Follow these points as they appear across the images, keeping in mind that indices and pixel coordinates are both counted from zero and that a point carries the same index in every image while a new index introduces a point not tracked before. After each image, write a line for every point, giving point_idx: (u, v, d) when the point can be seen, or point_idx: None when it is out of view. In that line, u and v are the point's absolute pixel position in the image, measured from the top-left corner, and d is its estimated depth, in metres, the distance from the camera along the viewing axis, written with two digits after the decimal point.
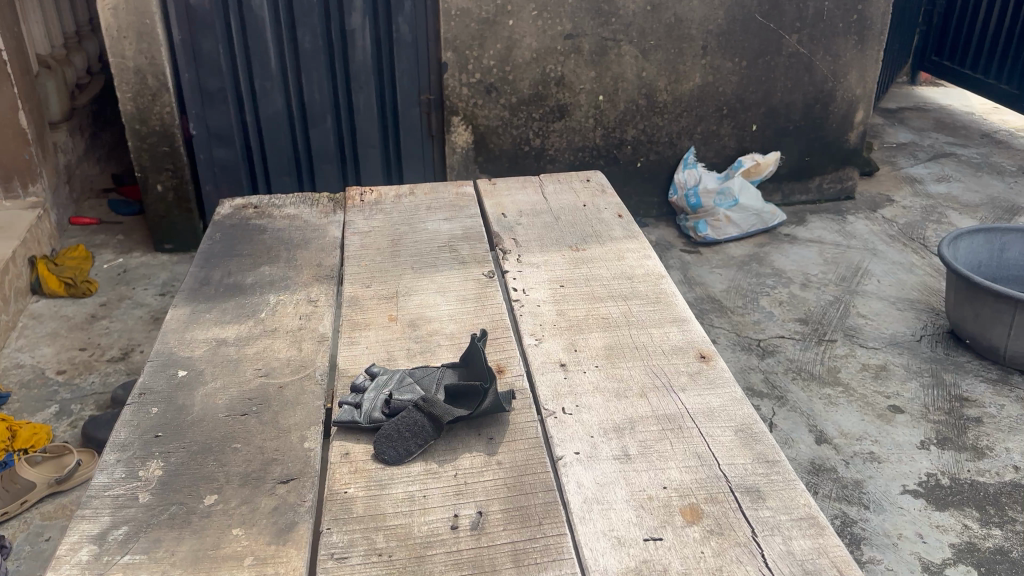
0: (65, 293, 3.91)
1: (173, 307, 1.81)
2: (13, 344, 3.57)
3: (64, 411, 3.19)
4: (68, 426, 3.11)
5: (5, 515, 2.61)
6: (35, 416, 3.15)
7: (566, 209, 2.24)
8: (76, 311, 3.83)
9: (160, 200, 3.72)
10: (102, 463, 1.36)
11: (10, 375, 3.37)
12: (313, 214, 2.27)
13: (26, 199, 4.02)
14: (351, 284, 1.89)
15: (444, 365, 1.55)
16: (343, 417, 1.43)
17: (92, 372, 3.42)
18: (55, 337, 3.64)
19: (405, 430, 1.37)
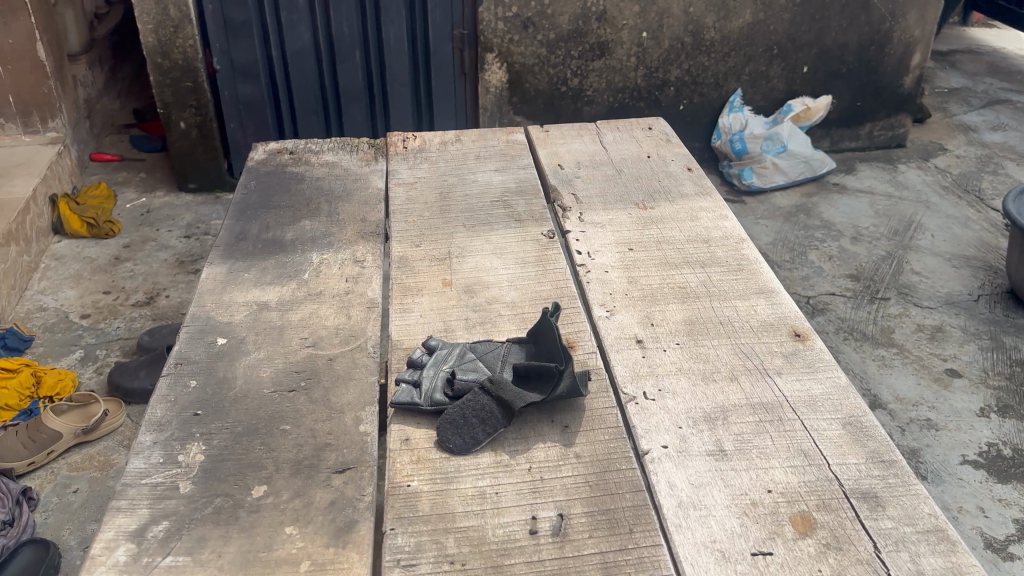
0: (87, 234, 3.78)
1: (208, 265, 1.67)
2: (36, 286, 3.46)
3: (89, 356, 3.08)
4: (94, 373, 3.00)
5: (31, 466, 2.52)
6: (60, 361, 3.05)
7: (629, 161, 2.09)
8: (100, 253, 3.70)
9: (184, 137, 3.57)
10: (137, 445, 1.23)
11: (33, 318, 3.27)
12: (352, 161, 2.10)
13: (46, 134, 3.87)
14: (400, 242, 1.74)
15: (509, 340, 1.40)
16: (402, 398, 1.28)
17: (116, 316, 3.30)
18: (78, 279, 3.52)
19: (472, 416, 1.24)
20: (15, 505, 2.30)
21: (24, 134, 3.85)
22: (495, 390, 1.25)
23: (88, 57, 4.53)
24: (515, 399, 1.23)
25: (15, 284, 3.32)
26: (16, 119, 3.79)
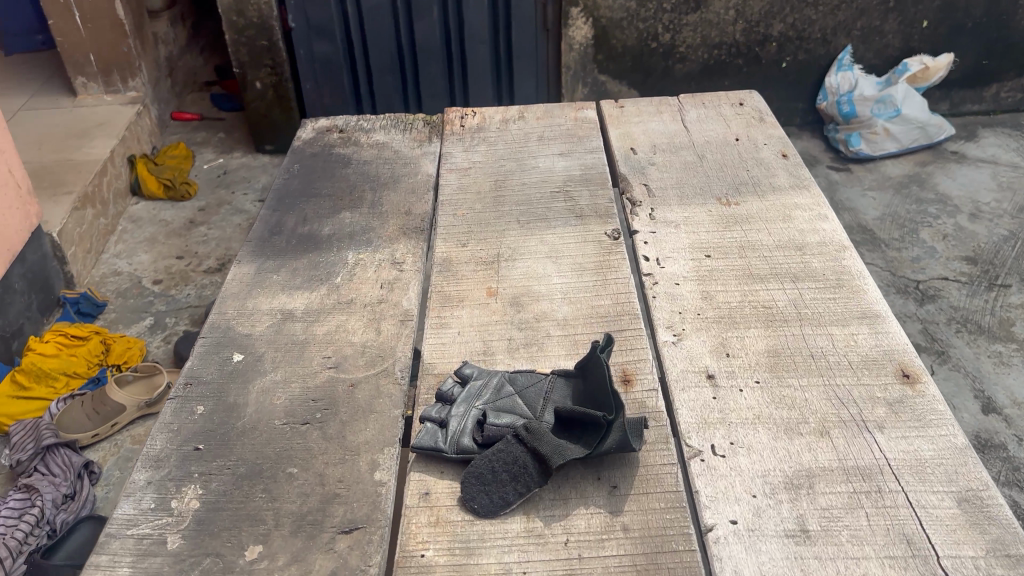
0: (164, 196, 3.71)
1: (236, 264, 1.52)
2: (112, 249, 3.42)
3: (158, 324, 3.02)
4: (162, 342, 2.93)
5: (95, 438, 2.45)
6: (129, 329, 3.00)
7: (714, 144, 1.84)
8: (175, 216, 3.63)
9: (261, 99, 3.44)
10: (130, 485, 1.10)
11: (107, 283, 3.23)
12: (404, 141, 1.92)
13: (127, 94, 3.82)
14: (444, 241, 1.55)
15: (555, 372, 1.20)
16: (424, 441, 1.11)
17: (188, 283, 3.23)
18: (152, 243, 3.46)
19: (499, 471, 1.05)
20: (76, 479, 2.27)
21: (105, 93, 3.82)
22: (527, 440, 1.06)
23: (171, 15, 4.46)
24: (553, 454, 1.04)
25: (91, 247, 3.29)
26: (97, 78, 3.76)
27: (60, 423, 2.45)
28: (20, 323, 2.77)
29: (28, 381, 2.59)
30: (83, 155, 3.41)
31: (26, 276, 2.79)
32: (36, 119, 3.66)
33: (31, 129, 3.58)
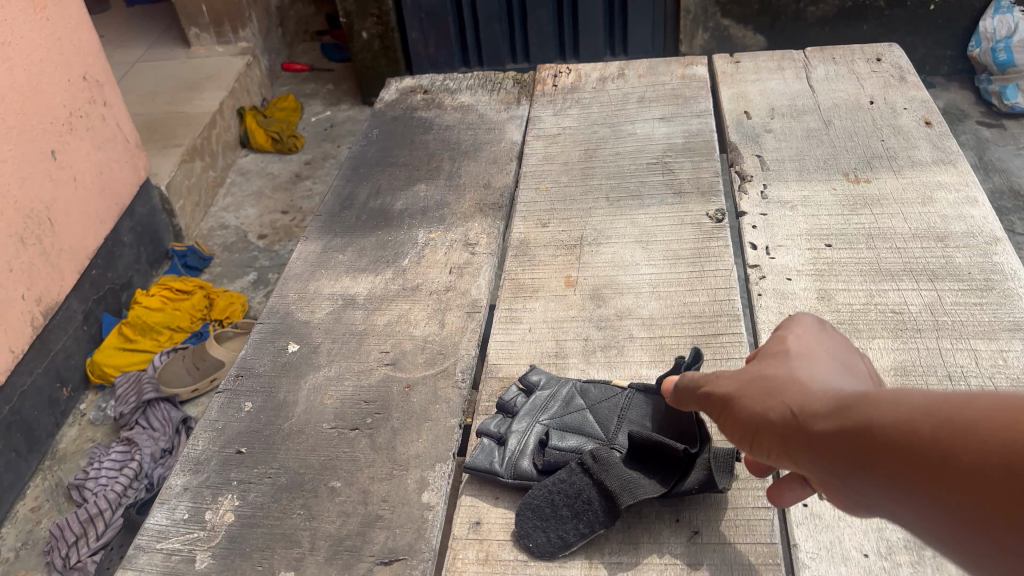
0: (271, 148, 3.70)
1: (303, 241, 1.42)
2: (221, 202, 3.44)
3: (261, 280, 3.01)
4: (264, 297, 2.91)
5: (194, 392, 2.44)
6: (233, 284, 3.00)
7: (843, 108, 1.59)
8: (281, 169, 3.62)
9: (367, 49, 3.33)
10: (165, 490, 1.02)
11: (213, 237, 3.24)
12: (491, 103, 1.76)
13: (238, 44, 3.82)
14: (523, 220, 1.40)
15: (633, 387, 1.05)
16: (478, 461, 0.99)
17: (290, 239, 3.21)
18: (259, 196, 3.46)
19: (561, 504, 0.91)
20: (174, 434, 2.27)
21: (218, 44, 3.83)
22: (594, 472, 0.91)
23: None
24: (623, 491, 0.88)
25: (199, 200, 3.30)
26: (210, 29, 3.77)
27: (161, 376, 2.48)
28: (128, 276, 2.75)
29: (133, 333, 2.57)
30: (192, 108, 3.41)
31: (135, 231, 2.79)
32: (150, 73, 3.69)
33: (144, 83, 3.62)
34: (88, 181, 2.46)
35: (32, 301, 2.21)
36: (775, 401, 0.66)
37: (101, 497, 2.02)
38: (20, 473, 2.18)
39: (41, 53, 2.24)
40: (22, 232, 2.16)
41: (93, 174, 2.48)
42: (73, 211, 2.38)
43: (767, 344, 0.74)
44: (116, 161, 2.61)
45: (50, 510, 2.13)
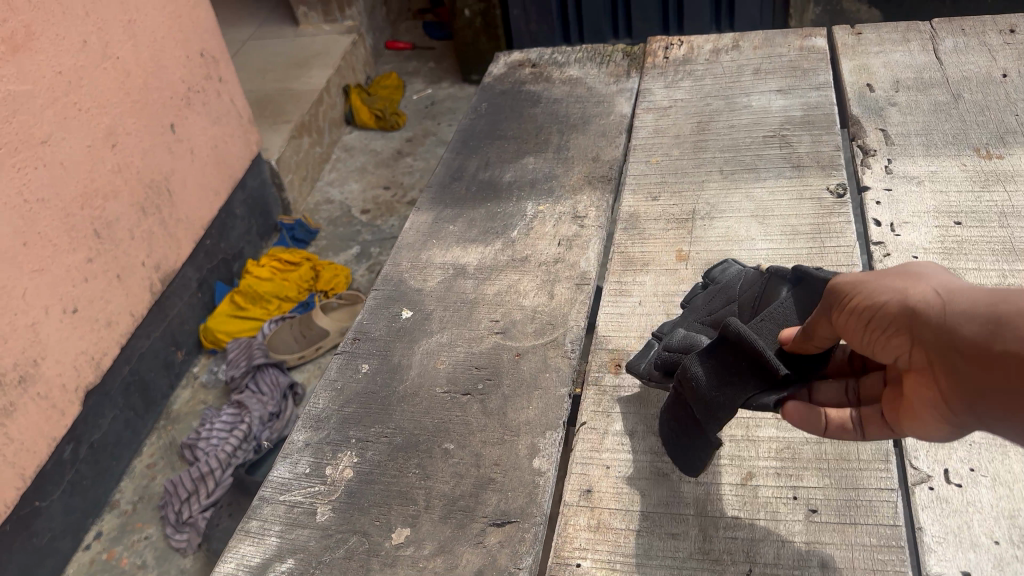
0: (376, 126, 3.77)
1: (415, 211, 1.45)
2: (326, 177, 3.53)
3: (364, 254, 3.09)
4: (366, 271, 3.00)
5: (301, 359, 2.55)
6: (338, 257, 3.10)
7: (973, 81, 1.51)
8: (384, 146, 3.70)
9: (468, 26, 3.38)
10: (288, 445, 1.07)
11: (320, 211, 3.34)
12: (601, 76, 1.75)
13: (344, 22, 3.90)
14: (633, 193, 1.39)
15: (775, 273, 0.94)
16: (634, 362, 1.04)
17: (392, 215, 3.29)
18: (363, 172, 3.54)
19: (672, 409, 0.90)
20: (280, 400, 2.38)
21: (324, 23, 3.91)
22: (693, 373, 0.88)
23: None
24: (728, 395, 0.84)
25: (307, 175, 3.39)
26: (316, 7, 3.85)
27: (271, 343, 2.57)
28: (240, 245, 2.85)
29: (245, 302, 2.68)
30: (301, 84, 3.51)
31: (247, 203, 2.88)
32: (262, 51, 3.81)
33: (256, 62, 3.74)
34: (202, 153, 2.56)
35: (152, 268, 2.32)
36: (916, 281, 0.68)
37: (213, 457, 2.14)
38: (139, 430, 2.29)
39: (162, 31, 2.33)
40: (143, 202, 2.26)
41: (208, 147, 2.58)
42: (189, 183, 2.48)
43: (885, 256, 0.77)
44: (228, 136, 2.71)
45: (164, 466, 2.25)
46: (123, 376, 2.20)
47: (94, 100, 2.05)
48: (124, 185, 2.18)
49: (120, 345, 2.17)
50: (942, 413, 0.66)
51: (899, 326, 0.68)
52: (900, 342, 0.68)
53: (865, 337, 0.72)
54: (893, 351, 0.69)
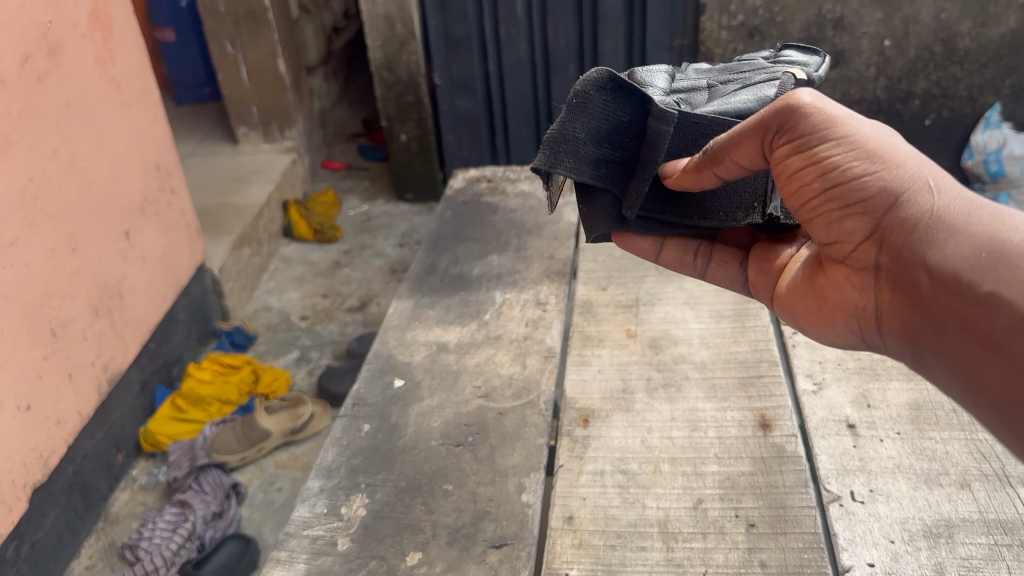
0: (313, 239, 3.54)
1: (396, 299, 1.66)
2: (263, 287, 3.27)
3: (304, 358, 2.91)
4: (306, 375, 2.83)
5: (241, 460, 2.39)
6: (277, 362, 2.89)
7: None
8: (322, 258, 3.46)
9: (405, 150, 3.56)
10: (305, 491, 1.23)
11: (258, 317, 3.10)
12: (548, 191, 2.03)
13: (283, 143, 3.69)
14: (586, 284, 1.64)
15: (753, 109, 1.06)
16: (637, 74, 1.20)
17: (331, 320, 3.10)
18: (301, 283, 3.30)
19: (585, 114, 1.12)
20: (224, 498, 2.22)
21: None
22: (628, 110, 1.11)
23: (343, 73, 4.74)
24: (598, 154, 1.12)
25: (247, 284, 3.14)
26: None
27: (211, 444, 2.41)
28: (179, 351, 2.67)
29: (186, 404, 2.51)
30: (242, 200, 3.27)
31: (189, 308, 2.71)
32: (200, 159, 3.64)
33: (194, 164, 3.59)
34: (154, 259, 2.46)
35: (100, 368, 2.19)
36: (886, 177, 0.90)
37: (157, 555, 1.98)
38: (77, 532, 2.12)
39: (124, 142, 2.30)
40: (96, 304, 2.15)
41: (160, 255, 2.49)
42: (140, 288, 2.38)
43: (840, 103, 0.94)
44: (180, 245, 2.62)
45: (103, 568, 2.08)
46: (67, 475, 2.06)
47: (58, 207, 2.00)
48: (80, 288, 2.09)
49: (67, 445, 2.04)
50: (860, 302, 0.95)
51: (861, 216, 0.92)
52: (855, 226, 0.93)
53: (819, 204, 0.95)
54: (840, 228, 0.94)
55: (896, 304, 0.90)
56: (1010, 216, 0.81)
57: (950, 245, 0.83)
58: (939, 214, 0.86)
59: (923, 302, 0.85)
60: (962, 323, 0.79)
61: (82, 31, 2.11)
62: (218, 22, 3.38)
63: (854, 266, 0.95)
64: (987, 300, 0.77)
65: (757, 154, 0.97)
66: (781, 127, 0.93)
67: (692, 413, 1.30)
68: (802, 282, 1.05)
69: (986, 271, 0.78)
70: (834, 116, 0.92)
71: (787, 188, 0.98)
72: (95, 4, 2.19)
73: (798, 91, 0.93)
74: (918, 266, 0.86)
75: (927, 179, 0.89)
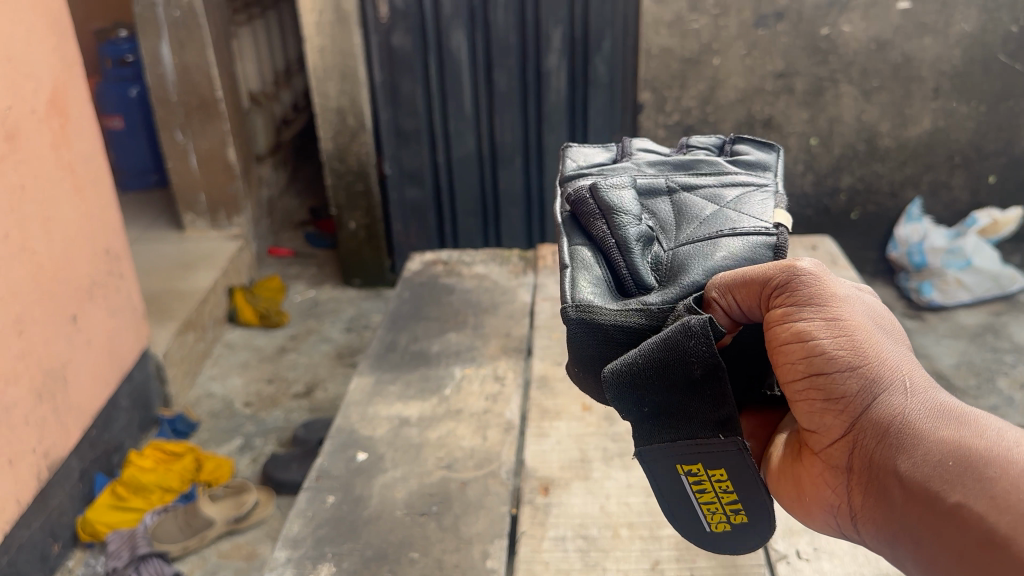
0: (259, 324, 3.46)
1: (358, 375, 1.71)
2: (207, 371, 3.17)
3: (248, 445, 2.78)
4: (250, 462, 2.70)
5: (184, 550, 2.23)
6: (219, 449, 2.76)
7: None
8: (267, 343, 3.39)
9: (354, 237, 3.60)
10: (271, 561, 1.24)
11: (200, 404, 2.98)
12: (503, 273, 2.12)
13: (231, 230, 3.71)
14: (542, 359, 1.71)
15: (720, 233, 1.04)
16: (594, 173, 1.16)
17: (276, 406, 2.98)
18: (246, 368, 3.21)
19: (685, 366, 0.86)
20: None
21: None
22: (586, 237, 1.06)
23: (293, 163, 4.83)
24: (668, 418, 0.91)
25: (189, 369, 3.05)
26: None
27: (153, 534, 2.25)
28: (121, 438, 2.54)
29: (127, 492, 2.36)
30: (188, 285, 3.25)
31: (132, 394, 2.61)
32: (143, 246, 3.62)
33: (138, 252, 3.55)
34: (99, 344, 2.37)
35: (41, 455, 2.06)
36: (872, 366, 0.80)
37: None
38: None
39: (75, 226, 2.26)
40: (40, 389, 2.05)
41: (104, 340, 2.40)
42: (84, 373, 2.28)
43: (839, 280, 0.88)
44: (125, 329, 2.54)
45: None
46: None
47: (7, 289, 1.93)
48: (25, 371, 1.99)
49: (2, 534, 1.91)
50: (834, 502, 0.83)
51: (841, 410, 0.81)
52: (833, 418, 0.82)
53: (799, 386, 0.84)
54: (817, 417, 0.83)
55: (872, 512, 0.78)
56: (1004, 430, 0.72)
57: (933, 452, 0.73)
58: (923, 417, 0.76)
59: (900, 514, 0.74)
60: (946, 541, 0.69)
61: (40, 116, 2.11)
62: (170, 111, 3.45)
63: (827, 462, 0.83)
64: (971, 518, 0.67)
65: (752, 309, 0.91)
66: (776, 291, 0.88)
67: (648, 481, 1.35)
68: (778, 467, 0.93)
69: (970, 486, 0.68)
70: (828, 290, 0.85)
71: (771, 360, 0.88)
72: (54, 89, 2.19)
73: (799, 259, 0.88)
74: (897, 472, 0.75)
75: (915, 379, 0.80)
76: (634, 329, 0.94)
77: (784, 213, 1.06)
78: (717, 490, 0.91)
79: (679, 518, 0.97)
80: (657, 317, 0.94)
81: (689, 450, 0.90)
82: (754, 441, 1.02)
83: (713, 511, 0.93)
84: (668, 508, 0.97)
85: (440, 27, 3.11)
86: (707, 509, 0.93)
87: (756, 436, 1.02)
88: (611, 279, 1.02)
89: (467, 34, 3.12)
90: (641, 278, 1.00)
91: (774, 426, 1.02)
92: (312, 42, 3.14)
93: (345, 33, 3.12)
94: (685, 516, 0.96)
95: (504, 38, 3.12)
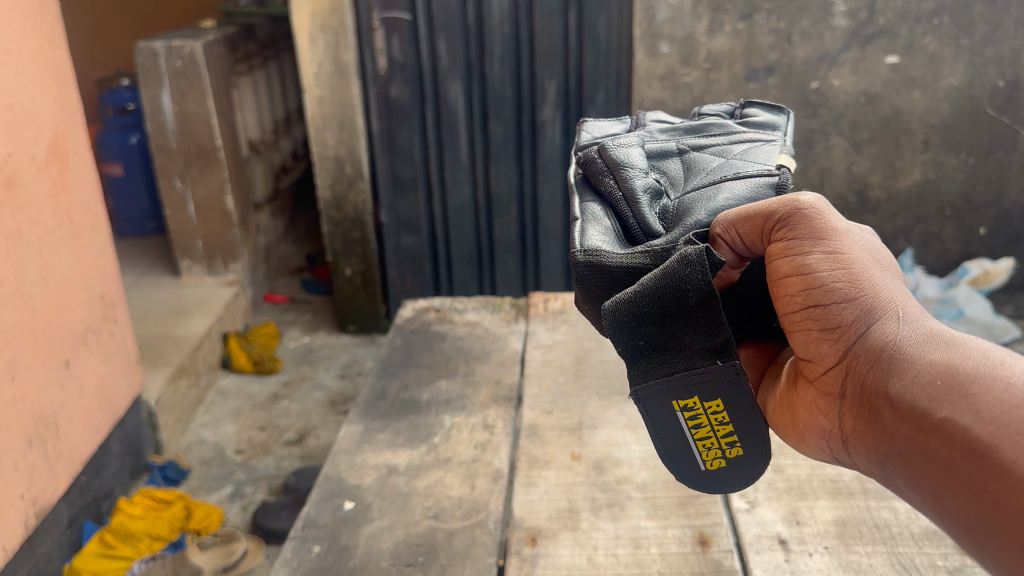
0: (252, 369, 3.45)
1: (347, 423, 1.71)
2: (198, 418, 3.15)
3: (238, 493, 2.75)
4: (239, 510, 2.67)
5: None
6: (208, 497, 2.73)
7: None
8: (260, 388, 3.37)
9: (349, 283, 3.60)
10: None
11: (191, 451, 2.96)
12: (495, 321, 2.14)
13: (227, 274, 3.73)
14: (531, 408, 1.70)
15: (723, 179, 1.05)
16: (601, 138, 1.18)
17: (268, 453, 2.97)
18: (238, 414, 3.19)
19: (681, 296, 0.87)
20: None
21: None
22: (597, 197, 1.08)
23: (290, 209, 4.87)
24: (662, 352, 0.92)
25: (181, 415, 3.03)
26: None
27: None
28: (111, 485, 2.51)
29: (115, 540, 2.31)
30: (183, 330, 3.25)
31: (123, 440, 2.59)
32: (139, 291, 3.62)
33: (134, 296, 3.57)
34: (90, 392, 2.36)
35: (29, 502, 2.04)
36: (868, 298, 0.84)
37: None
38: None
39: (71, 274, 2.27)
40: (30, 435, 2.03)
41: (96, 386, 2.39)
42: (75, 420, 2.26)
43: (841, 215, 0.91)
44: (117, 375, 2.53)
45: None
46: None
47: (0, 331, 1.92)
48: (16, 417, 1.98)
49: None
50: (827, 426, 0.87)
51: (838, 337, 0.84)
52: (829, 345, 0.85)
53: (798, 316, 0.88)
54: (814, 345, 0.87)
55: (862, 433, 0.81)
56: (990, 348, 0.74)
57: (921, 371, 0.75)
58: (913, 340, 0.79)
59: (889, 431, 0.76)
60: (929, 455, 0.71)
61: (40, 164, 2.13)
62: (169, 158, 3.48)
63: (821, 389, 0.87)
64: (955, 430, 0.69)
65: (755, 244, 0.93)
66: (777, 225, 0.90)
67: (636, 531, 1.33)
68: (778, 399, 0.97)
69: (955, 402, 0.70)
70: (828, 224, 0.88)
71: (772, 293, 0.91)
72: (54, 137, 2.22)
73: (801, 194, 0.90)
74: (887, 393, 0.77)
75: (905, 310, 0.83)
76: (639, 270, 0.93)
77: (786, 156, 1.07)
78: (712, 423, 0.92)
79: (675, 462, 0.96)
80: (662, 256, 0.93)
81: (685, 382, 0.91)
82: (752, 368, 1.06)
83: (709, 447, 0.93)
84: (663, 450, 0.96)
85: (438, 78, 3.17)
86: (702, 445, 0.94)
87: (754, 364, 1.06)
88: (620, 230, 1.03)
89: (463, 84, 3.18)
90: (649, 224, 1.01)
91: (772, 356, 1.07)
92: (311, 93, 3.19)
93: (343, 85, 3.18)
94: (677, 456, 0.95)
95: (500, 90, 3.18)
